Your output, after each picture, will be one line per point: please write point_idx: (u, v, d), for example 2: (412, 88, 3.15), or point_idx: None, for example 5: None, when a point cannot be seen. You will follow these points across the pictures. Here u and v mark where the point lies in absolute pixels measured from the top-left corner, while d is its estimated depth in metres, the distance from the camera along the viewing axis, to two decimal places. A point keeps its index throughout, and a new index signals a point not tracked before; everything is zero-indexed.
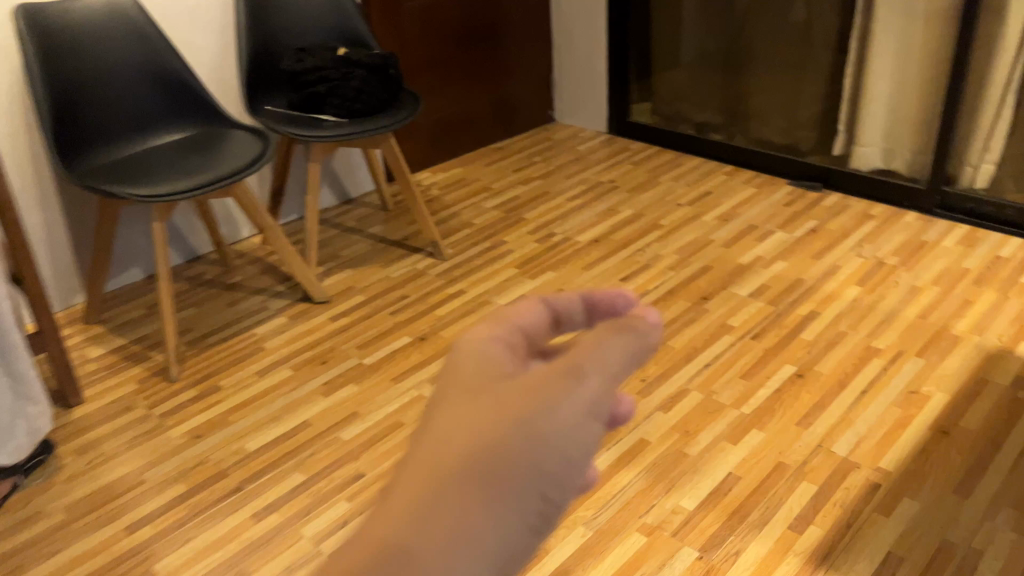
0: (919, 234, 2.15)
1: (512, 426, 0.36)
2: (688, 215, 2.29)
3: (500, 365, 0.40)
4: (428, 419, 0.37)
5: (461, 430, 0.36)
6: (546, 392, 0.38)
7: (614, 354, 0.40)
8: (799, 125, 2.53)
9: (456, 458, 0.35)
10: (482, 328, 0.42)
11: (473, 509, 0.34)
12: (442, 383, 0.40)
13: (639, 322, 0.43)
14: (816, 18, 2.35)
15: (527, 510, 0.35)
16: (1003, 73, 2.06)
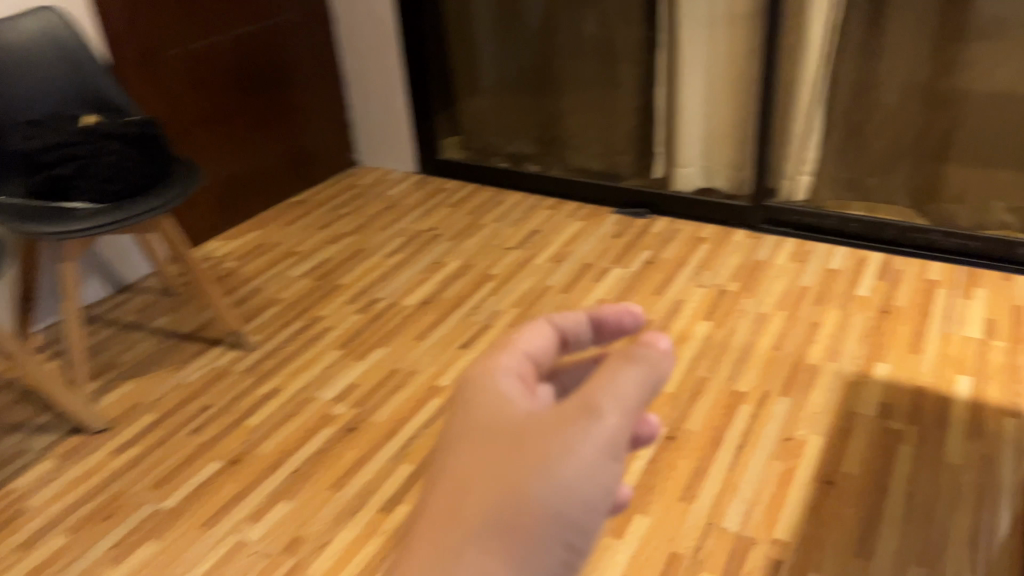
0: (752, 253, 2.09)
1: (530, 477, 0.43)
2: (519, 260, 2.11)
3: (519, 395, 0.48)
4: (460, 451, 0.46)
5: (487, 468, 0.44)
6: (563, 436, 0.44)
7: (626, 389, 0.46)
8: (616, 149, 2.42)
9: (481, 511, 0.43)
10: (498, 358, 0.50)
11: (498, 556, 0.42)
12: (467, 412, 0.48)
13: (651, 348, 0.48)
14: (619, 37, 2.24)
15: (551, 547, 0.43)
16: (813, 88, 2.12)
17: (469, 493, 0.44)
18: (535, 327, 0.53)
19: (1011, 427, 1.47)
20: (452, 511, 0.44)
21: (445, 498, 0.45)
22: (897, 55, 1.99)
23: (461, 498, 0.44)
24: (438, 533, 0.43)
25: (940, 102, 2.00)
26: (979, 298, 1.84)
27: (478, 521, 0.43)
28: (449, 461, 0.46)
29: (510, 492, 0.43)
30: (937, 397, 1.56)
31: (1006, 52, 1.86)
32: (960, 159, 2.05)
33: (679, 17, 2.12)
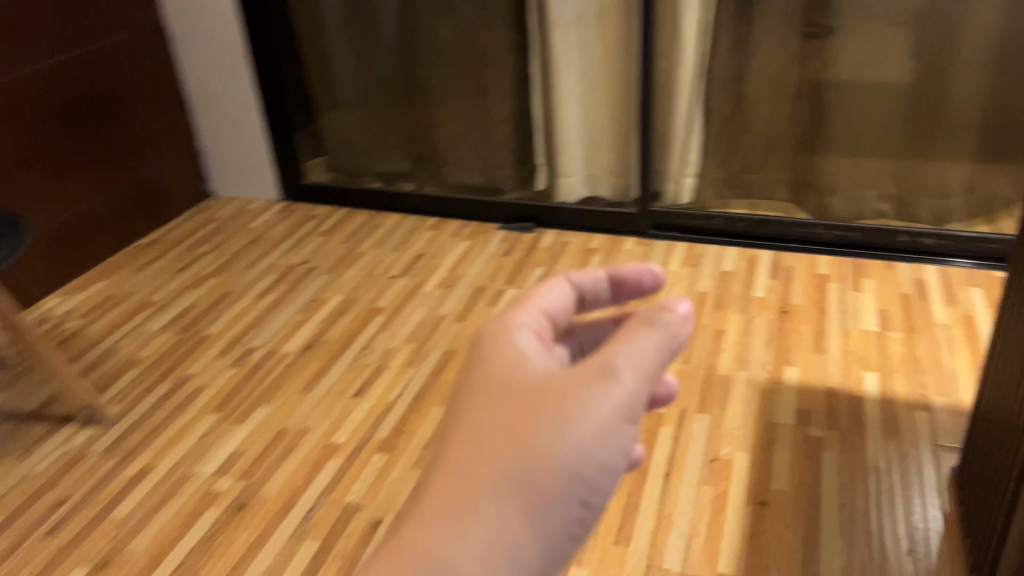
0: (645, 261, 2.03)
1: (555, 416, 0.53)
2: (406, 289, 1.97)
3: (542, 356, 0.58)
4: (484, 404, 0.55)
5: (516, 421, 0.54)
6: (587, 388, 0.55)
7: (642, 353, 0.56)
8: (494, 163, 2.31)
9: (512, 438, 0.53)
10: (522, 308, 0.62)
11: (523, 475, 0.52)
12: (494, 371, 0.57)
13: (669, 310, 0.59)
14: (487, 44, 2.13)
15: (571, 479, 0.53)
16: (688, 89, 2.10)
17: (497, 439, 0.53)
18: (555, 283, 0.64)
19: (923, 422, 1.48)
20: (480, 454, 0.52)
21: (473, 445, 0.53)
22: (767, 53, 1.99)
23: (490, 444, 0.53)
24: (465, 474, 0.52)
25: (809, 97, 2.03)
26: (868, 289, 1.86)
27: (506, 468, 0.52)
28: (477, 413, 0.55)
29: (536, 441, 0.53)
30: (849, 396, 1.55)
31: (868, 45, 1.91)
32: (831, 151, 2.09)
33: (550, 22, 2.04)
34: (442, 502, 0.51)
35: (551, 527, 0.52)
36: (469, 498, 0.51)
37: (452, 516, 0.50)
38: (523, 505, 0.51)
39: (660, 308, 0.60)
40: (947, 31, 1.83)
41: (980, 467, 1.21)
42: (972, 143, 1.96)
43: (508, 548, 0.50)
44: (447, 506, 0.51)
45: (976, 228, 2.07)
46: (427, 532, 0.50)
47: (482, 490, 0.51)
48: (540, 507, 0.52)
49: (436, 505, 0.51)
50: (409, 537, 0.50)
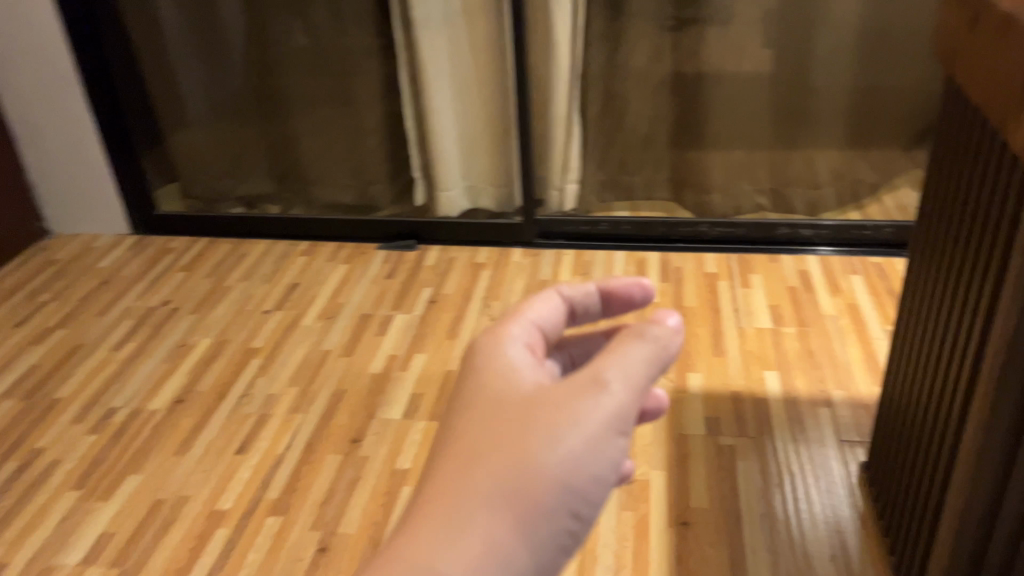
0: (535, 273, 1.97)
1: (543, 429, 0.52)
2: (283, 324, 1.81)
3: (531, 368, 0.58)
4: (474, 416, 0.55)
5: (506, 432, 0.53)
6: (575, 399, 0.54)
7: (631, 363, 0.56)
8: (367, 177, 2.19)
9: (498, 451, 0.52)
10: (514, 322, 0.62)
11: (510, 486, 0.50)
12: (484, 384, 0.57)
13: (659, 324, 0.59)
14: (349, 55, 2.01)
15: (560, 491, 0.51)
16: (564, 95, 2.00)
17: (487, 450, 0.52)
18: (546, 296, 0.65)
19: (827, 419, 1.48)
20: (469, 465, 0.51)
21: (462, 457, 0.52)
22: (640, 52, 1.96)
23: (479, 455, 0.52)
24: (452, 485, 0.51)
25: (684, 95, 2.01)
26: (756, 285, 1.87)
27: (494, 478, 0.50)
28: (468, 426, 0.54)
29: (526, 452, 0.51)
30: (752, 399, 1.54)
31: (738, 42, 1.91)
32: (708, 147, 2.09)
33: (415, 28, 1.91)
34: (428, 513, 0.50)
35: (543, 543, 0.50)
36: (455, 508, 0.49)
37: (437, 528, 0.48)
38: (513, 515, 0.50)
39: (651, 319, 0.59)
40: (811, 24, 1.86)
41: (891, 464, 1.22)
42: (841, 127, 2.02)
43: (496, 563, 0.48)
44: (432, 517, 0.49)
45: (847, 215, 2.14)
46: (413, 542, 0.48)
47: (469, 499, 0.50)
48: (528, 520, 0.50)
49: (423, 517, 0.49)
50: (394, 548, 0.48)
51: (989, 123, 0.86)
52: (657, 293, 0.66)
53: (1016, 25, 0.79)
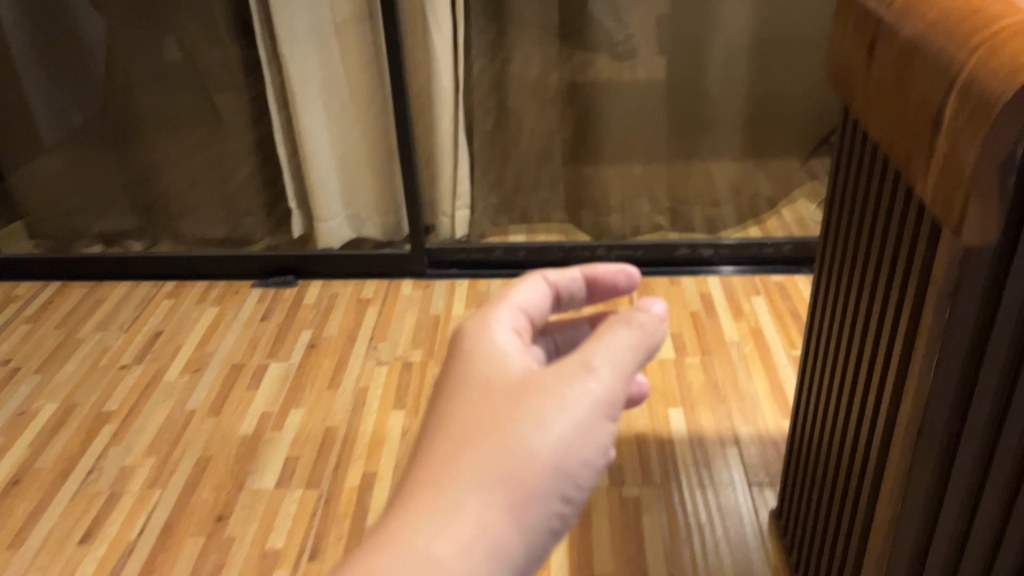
0: (426, 306, 1.82)
1: (530, 415, 0.54)
2: (142, 381, 1.62)
3: (519, 353, 0.59)
4: (462, 402, 0.56)
5: (494, 417, 0.54)
6: (564, 382, 0.55)
7: (616, 347, 0.57)
8: (239, 209, 2.01)
9: (486, 436, 0.53)
10: (502, 305, 0.62)
11: (500, 469, 0.52)
12: (472, 368, 0.58)
13: (646, 309, 0.60)
14: (211, 78, 1.85)
15: (550, 477, 0.53)
16: (449, 114, 1.86)
17: (477, 434, 0.53)
18: (533, 283, 0.64)
19: (735, 460, 1.39)
20: (461, 447, 0.53)
21: (453, 441, 0.53)
22: (528, 63, 1.84)
23: (470, 439, 0.53)
24: (444, 467, 0.52)
25: (576, 106, 1.91)
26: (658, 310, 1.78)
27: (485, 464, 0.52)
28: (459, 410, 0.55)
29: (514, 438, 0.53)
30: (657, 442, 1.44)
31: (630, 50, 1.82)
32: (603, 162, 2.00)
33: (281, 47, 1.73)
34: (422, 495, 0.51)
35: (534, 527, 0.52)
36: (448, 490, 0.51)
37: (430, 511, 0.50)
38: (504, 502, 0.51)
39: (638, 304, 0.61)
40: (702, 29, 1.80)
41: (803, 518, 1.12)
42: (738, 137, 1.96)
43: (488, 545, 0.50)
44: (427, 499, 0.50)
45: (747, 231, 2.08)
46: (408, 524, 0.49)
47: (462, 483, 0.51)
48: (517, 506, 0.51)
49: (417, 498, 0.51)
50: (389, 529, 0.50)
51: (891, 162, 0.77)
52: (642, 282, 0.67)
53: (922, 53, 0.70)
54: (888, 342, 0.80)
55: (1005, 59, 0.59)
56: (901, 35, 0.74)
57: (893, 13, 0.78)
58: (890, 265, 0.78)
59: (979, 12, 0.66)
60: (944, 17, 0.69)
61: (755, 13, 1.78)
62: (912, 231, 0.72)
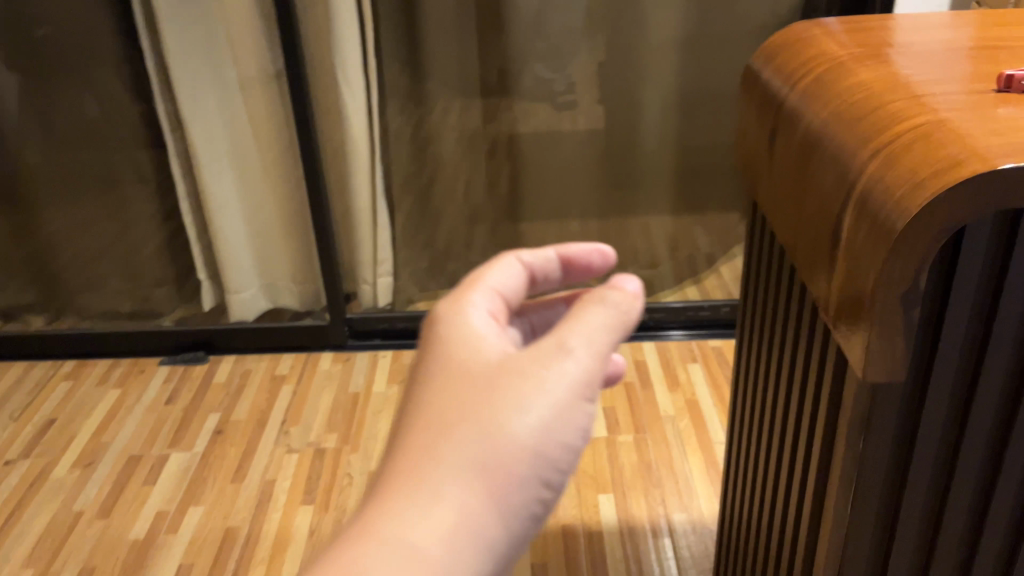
0: (346, 383, 1.70)
1: (509, 401, 0.48)
2: (27, 478, 1.49)
3: (493, 336, 0.52)
4: (434, 389, 0.50)
5: (467, 405, 0.48)
6: (541, 365, 0.49)
7: (594, 325, 0.51)
8: (148, 280, 1.89)
9: (461, 425, 0.47)
10: (474, 290, 0.55)
11: (479, 461, 0.46)
12: (444, 352, 0.51)
13: (619, 288, 0.54)
14: (112, 146, 1.75)
15: (530, 466, 0.48)
16: (368, 179, 1.78)
17: (452, 420, 0.48)
18: (511, 264, 0.57)
19: (669, 553, 1.29)
20: (434, 435, 0.47)
21: (428, 427, 0.48)
22: (453, 121, 1.78)
23: (445, 424, 0.48)
24: (417, 458, 0.46)
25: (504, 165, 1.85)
26: None
27: (461, 452, 0.46)
28: (430, 395, 0.49)
29: (490, 424, 0.47)
30: (586, 534, 1.33)
31: (552, 106, 1.77)
32: (533, 220, 1.93)
33: (184, 111, 1.65)
34: (395, 486, 0.45)
35: (517, 515, 0.47)
36: (423, 481, 0.45)
37: (407, 504, 0.45)
38: (483, 495, 0.46)
39: (611, 283, 0.54)
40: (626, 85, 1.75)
41: None
42: (669, 191, 1.89)
43: (468, 539, 0.45)
44: (399, 491, 0.45)
45: (685, 290, 1.99)
46: (380, 520, 0.44)
47: (438, 473, 0.46)
48: (499, 500, 0.46)
49: (388, 491, 0.46)
50: (355, 530, 0.44)
51: (795, 267, 0.68)
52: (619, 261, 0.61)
53: (822, 152, 0.62)
54: (800, 469, 0.71)
55: (905, 175, 0.51)
56: (801, 126, 0.66)
57: (795, 97, 0.70)
58: (799, 382, 0.70)
59: (880, 109, 0.58)
60: (843, 111, 0.62)
61: (679, 67, 1.72)
62: (816, 356, 0.64)
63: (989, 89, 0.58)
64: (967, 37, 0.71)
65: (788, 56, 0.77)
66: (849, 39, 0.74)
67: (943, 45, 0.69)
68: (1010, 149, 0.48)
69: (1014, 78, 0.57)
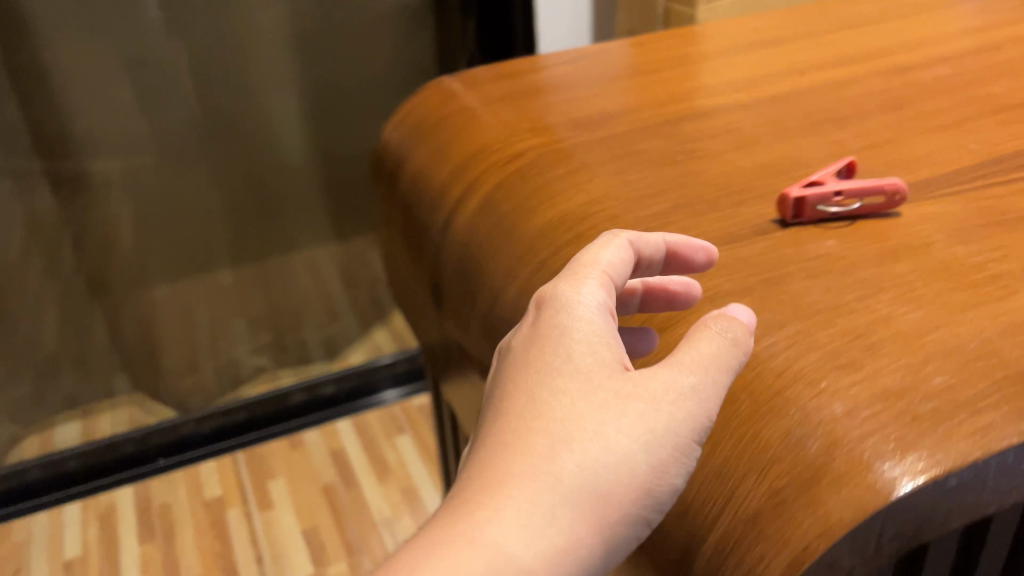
0: None
1: (627, 419, 0.29)
2: None
3: (608, 327, 0.32)
4: (530, 371, 0.32)
5: (570, 406, 0.30)
6: (671, 380, 0.30)
7: (719, 362, 0.30)
8: None
9: (564, 433, 0.29)
10: (594, 278, 0.32)
11: (580, 496, 0.28)
12: (544, 332, 0.32)
13: (731, 319, 0.31)
14: None
15: (642, 517, 0.29)
16: None
17: (545, 420, 0.30)
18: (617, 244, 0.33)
19: None
20: (525, 432, 0.30)
21: (512, 421, 0.30)
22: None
23: (537, 424, 0.30)
24: (502, 464, 0.29)
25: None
26: (280, 501, 1.29)
27: (552, 477, 0.28)
28: (527, 377, 0.31)
29: (600, 444, 0.29)
30: None
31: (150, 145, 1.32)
32: (165, 285, 1.46)
33: None
34: (471, 497, 0.29)
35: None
36: (503, 499, 0.28)
37: (482, 529, 0.28)
38: (585, 540, 0.28)
39: (717, 317, 0.31)
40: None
41: None
42: (331, 215, 1.55)
43: None
44: (475, 504, 0.28)
45: (375, 338, 1.66)
46: (443, 542, 0.28)
47: (519, 497, 0.28)
48: (597, 555, 0.28)
49: (467, 496, 0.29)
50: (420, 543, 0.28)
51: None
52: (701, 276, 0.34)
53: None
54: None
55: (711, 491, 0.29)
56: (480, 307, 0.39)
57: (461, 230, 0.42)
58: None
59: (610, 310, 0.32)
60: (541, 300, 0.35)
61: (306, 69, 1.39)
62: None
63: (771, 218, 0.36)
64: (668, 90, 0.48)
65: (432, 154, 0.48)
66: (519, 118, 0.46)
67: (656, 113, 0.45)
68: (883, 423, 0.27)
69: (808, 203, 0.35)
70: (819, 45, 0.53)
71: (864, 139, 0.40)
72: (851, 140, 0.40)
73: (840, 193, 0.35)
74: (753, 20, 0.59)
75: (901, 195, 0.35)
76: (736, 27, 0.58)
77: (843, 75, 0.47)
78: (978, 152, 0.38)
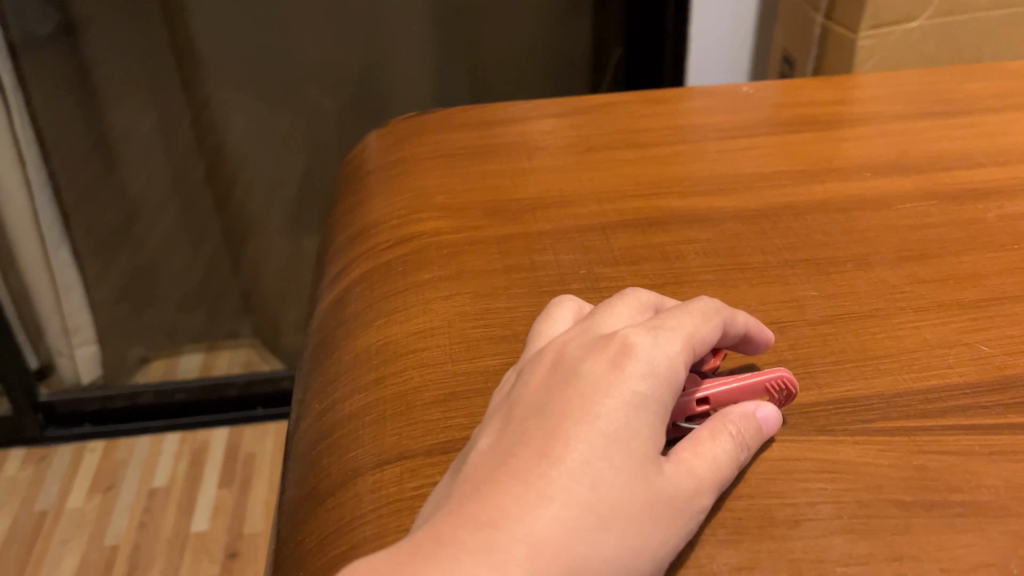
0: None
1: (661, 524, 0.20)
2: None
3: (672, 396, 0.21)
4: (580, 403, 0.21)
5: (624, 475, 0.19)
6: (703, 492, 0.21)
7: (719, 487, 0.21)
8: None
9: (607, 512, 0.19)
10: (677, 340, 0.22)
11: None
12: (607, 362, 0.21)
13: (753, 422, 0.23)
14: None
15: None
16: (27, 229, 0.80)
17: (574, 464, 0.19)
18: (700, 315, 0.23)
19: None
20: (542, 473, 0.19)
21: (528, 453, 0.20)
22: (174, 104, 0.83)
23: (559, 469, 0.19)
24: (504, 507, 0.18)
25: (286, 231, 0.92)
26: None
27: (563, 558, 0.18)
28: (576, 408, 0.20)
29: (632, 547, 0.19)
30: None
31: None
32: None
33: None
34: (454, 543, 0.18)
35: None
36: (500, 564, 0.17)
37: None
38: None
39: (739, 421, 0.22)
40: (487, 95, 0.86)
41: None
42: None
43: None
44: (455, 558, 0.17)
45: None
46: None
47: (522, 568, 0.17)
48: None
49: (449, 539, 0.18)
50: None
51: None
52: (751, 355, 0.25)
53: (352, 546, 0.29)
54: None
55: None
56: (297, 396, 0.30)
57: (326, 308, 0.33)
58: None
59: (340, 503, 0.24)
60: (351, 418, 0.26)
61: None
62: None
63: None
64: (653, 172, 0.37)
65: (370, 192, 0.39)
66: (451, 184, 0.38)
67: (606, 209, 0.35)
68: None
69: None
70: (881, 139, 0.39)
71: (832, 306, 0.28)
72: (815, 307, 0.28)
73: (705, 400, 0.23)
74: (809, 83, 0.46)
75: (791, 388, 0.24)
76: (784, 91, 0.46)
77: (869, 192, 0.35)
78: (987, 361, 0.26)
